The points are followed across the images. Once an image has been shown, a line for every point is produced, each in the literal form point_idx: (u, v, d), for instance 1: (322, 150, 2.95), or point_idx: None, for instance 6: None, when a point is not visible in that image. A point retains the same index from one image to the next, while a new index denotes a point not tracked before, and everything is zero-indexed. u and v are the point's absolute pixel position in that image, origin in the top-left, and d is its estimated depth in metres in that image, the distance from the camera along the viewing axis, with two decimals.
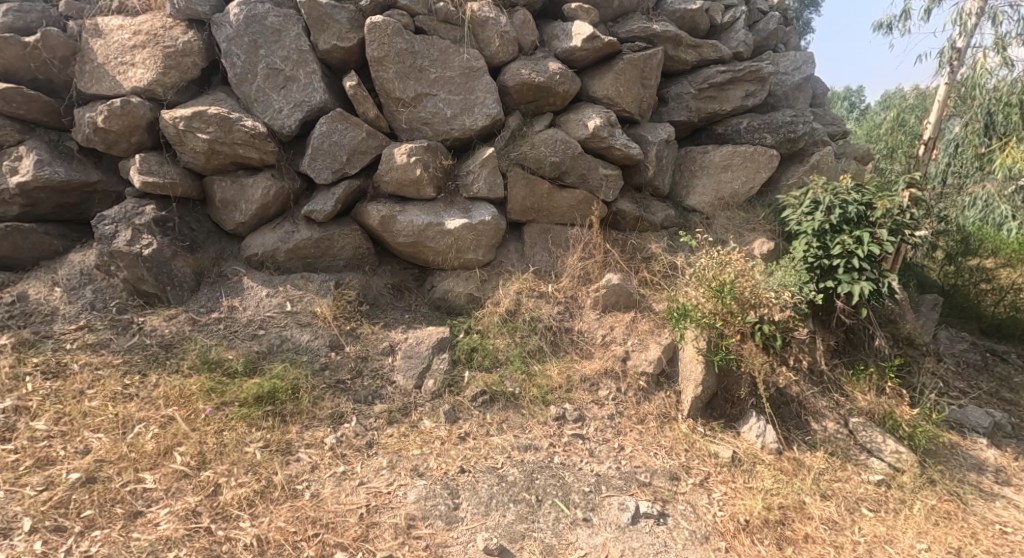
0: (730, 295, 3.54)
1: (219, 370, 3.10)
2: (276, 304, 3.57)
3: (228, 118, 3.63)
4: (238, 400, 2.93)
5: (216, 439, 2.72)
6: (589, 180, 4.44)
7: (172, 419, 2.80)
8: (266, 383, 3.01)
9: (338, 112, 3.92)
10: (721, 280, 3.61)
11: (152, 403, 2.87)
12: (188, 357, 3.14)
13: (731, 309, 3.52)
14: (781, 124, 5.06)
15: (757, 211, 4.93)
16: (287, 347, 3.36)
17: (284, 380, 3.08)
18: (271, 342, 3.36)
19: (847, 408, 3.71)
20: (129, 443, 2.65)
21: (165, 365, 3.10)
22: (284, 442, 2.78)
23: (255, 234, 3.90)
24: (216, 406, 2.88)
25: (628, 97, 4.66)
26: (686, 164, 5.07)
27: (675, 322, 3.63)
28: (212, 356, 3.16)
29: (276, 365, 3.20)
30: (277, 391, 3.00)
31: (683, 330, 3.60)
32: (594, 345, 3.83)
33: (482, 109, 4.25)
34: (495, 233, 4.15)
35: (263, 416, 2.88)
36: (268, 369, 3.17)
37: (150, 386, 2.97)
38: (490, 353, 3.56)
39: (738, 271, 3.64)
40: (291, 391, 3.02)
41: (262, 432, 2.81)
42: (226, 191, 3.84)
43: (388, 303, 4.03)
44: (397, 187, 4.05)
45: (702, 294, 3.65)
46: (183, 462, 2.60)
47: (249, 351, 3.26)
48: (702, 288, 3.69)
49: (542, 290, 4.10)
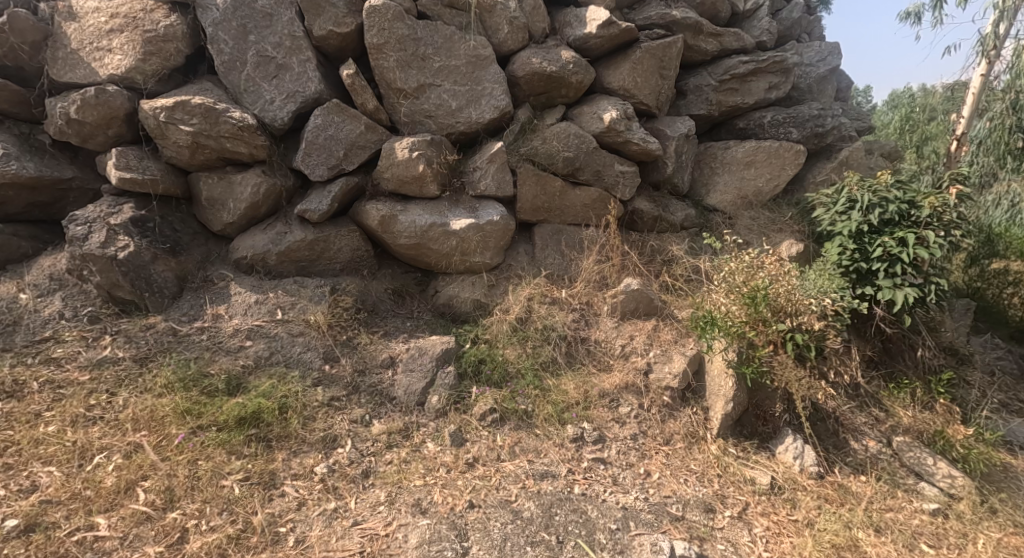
0: (763, 303, 3.26)
1: (197, 388, 2.77)
2: (266, 311, 3.26)
3: (213, 109, 3.34)
4: (216, 423, 2.62)
5: (188, 471, 2.41)
6: (604, 177, 4.14)
7: (139, 447, 2.50)
8: (249, 403, 2.71)
9: (334, 103, 3.64)
10: (753, 286, 3.32)
11: (119, 427, 2.57)
12: (162, 374, 2.82)
13: (764, 317, 3.25)
14: (807, 118, 4.77)
15: (784, 210, 4.60)
16: (277, 361, 3.04)
17: (271, 399, 2.77)
18: (259, 354, 3.04)
19: (888, 426, 3.40)
20: (84, 478, 2.35)
21: (136, 383, 2.79)
22: (268, 473, 2.47)
23: (245, 235, 3.62)
24: (191, 431, 2.58)
25: (645, 88, 4.36)
26: (707, 160, 4.75)
27: (702, 331, 3.35)
28: (191, 372, 2.84)
29: (263, 381, 2.88)
30: (262, 412, 2.69)
31: (711, 340, 3.30)
32: (613, 356, 3.50)
33: (490, 101, 3.96)
34: (504, 233, 3.85)
35: (245, 442, 2.58)
36: (253, 387, 2.85)
37: (118, 407, 2.67)
38: (499, 366, 3.25)
39: (773, 274, 3.36)
40: (278, 412, 2.71)
41: (243, 461, 2.50)
42: (213, 189, 3.54)
43: (389, 309, 3.73)
44: (398, 185, 3.76)
45: (732, 301, 3.35)
46: (147, 501, 2.29)
47: (233, 366, 2.94)
48: (734, 293, 3.39)
49: (555, 296, 3.78)
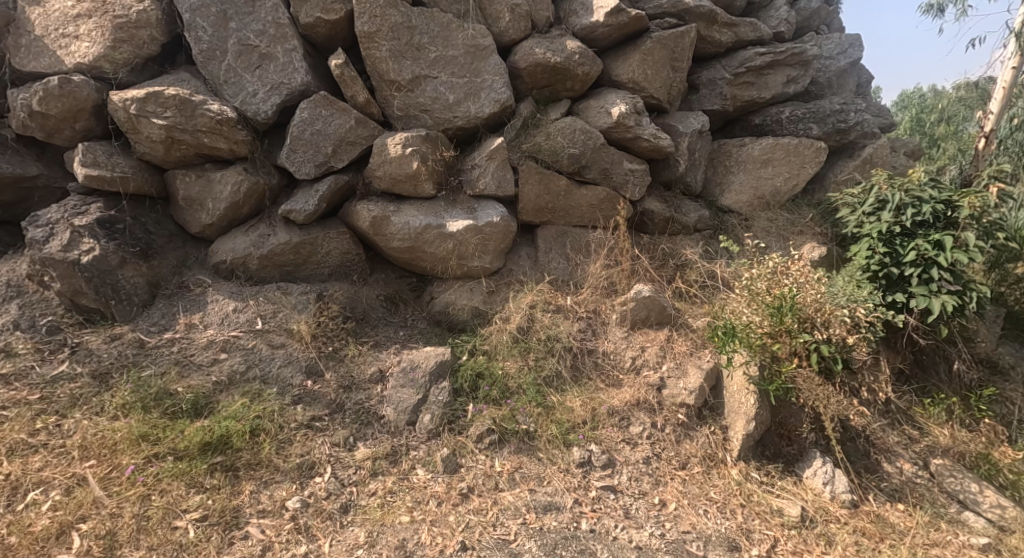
0: (790, 313, 2.97)
1: (157, 410, 2.52)
2: (245, 321, 3.00)
3: (189, 100, 3.09)
4: (175, 451, 2.37)
5: (135, 511, 2.18)
6: (612, 176, 3.87)
7: (82, 481, 2.26)
8: (216, 427, 2.45)
9: (322, 96, 3.40)
10: (779, 295, 3.02)
11: (64, 456, 2.33)
12: (119, 393, 2.57)
13: (790, 328, 2.98)
14: (828, 113, 4.47)
15: (804, 211, 4.31)
16: (254, 376, 2.77)
17: (242, 422, 2.51)
18: (234, 369, 2.77)
19: (923, 446, 3.12)
20: (12, 520, 2.12)
21: (91, 403, 2.53)
22: (230, 511, 2.22)
23: (225, 238, 3.37)
24: (143, 462, 2.33)
25: (655, 81, 4.10)
26: (721, 159, 4.47)
27: (721, 343, 3.05)
28: (156, 391, 2.59)
29: (235, 401, 2.62)
30: (230, 436, 2.44)
31: (731, 354, 3.04)
32: (623, 370, 3.22)
33: (490, 94, 3.70)
34: (504, 236, 3.59)
35: (208, 471, 2.33)
36: (224, 407, 2.59)
37: (66, 433, 2.42)
38: (499, 381, 2.97)
39: (799, 281, 3.08)
40: (248, 435, 2.46)
41: (203, 496, 2.25)
42: (190, 187, 3.28)
43: (380, 318, 3.47)
44: (391, 183, 3.50)
45: (757, 312, 3.06)
46: (82, 549, 2.06)
47: (204, 383, 2.68)
48: (754, 301, 3.11)
49: (559, 303, 3.51)
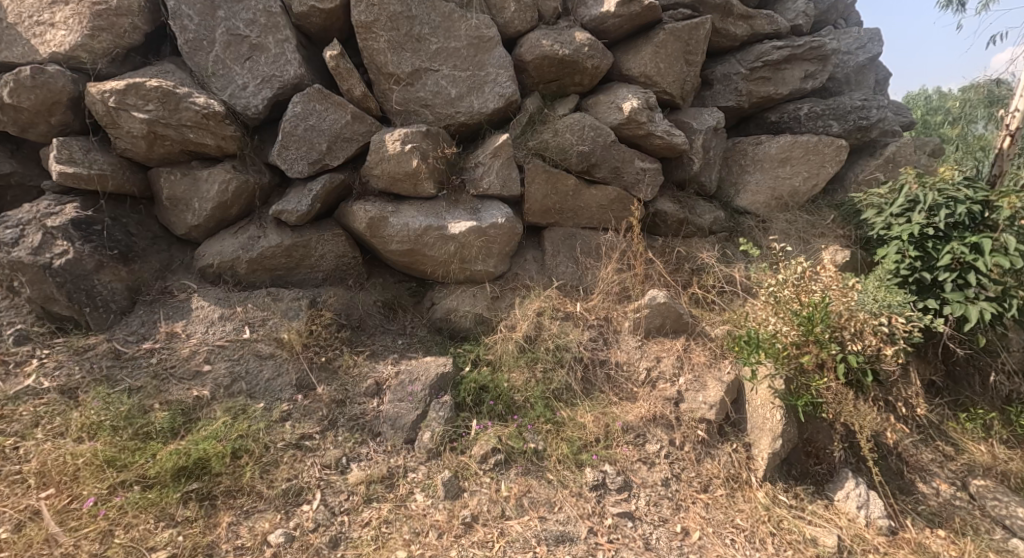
0: (822, 322, 2.73)
1: (128, 430, 2.31)
2: (231, 329, 2.79)
3: (173, 93, 2.89)
4: (145, 478, 2.17)
5: (94, 550, 1.98)
6: (623, 175, 3.66)
7: (36, 515, 2.06)
8: (193, 450, 2.25)
9: (316, 89, 3.20)
10: (808, 305, 2.77)
11: (21, 485, 2.14)
12: (87, 411, 2.36)
13: (821, 339, 2.74)
14: (848, 110, 4.24)
15: (824, 212, 4.09)
16: (239, 391, 2.57)
17: (223, 443, 2.31)
18: (218, 383, 2.56)
19: (960, 464, 2.91)
20: None
21: (56, 423, 2.33)
22: (204, 548, 2.03)
23: (213, 240, 3.17)
24: (106, 492, 2.13)
25: (668, 75, 3.89)
26: (736, 157, 4.26)
27: (744, 355, 2.83)
28: (129, 409, 2.38)
29: (216, 419, 2.42)
30: (208, 459, 2.24)
31: (755, 366, 2.82)
32: (637, 383, 3.00)
33: (494, 89, 3.49)
34: (510, 238, 3.38)
35: (181, 501, 2.14)
36: (203, 426, 2.39)
37: (27, 457, 2.22)
38: (505, 394, 2.78)
39: (829, 288, 2.82)
40: (227, 458, 2.26)
41: (174, 530, 2.06)
42: (175, 186, 3.08)
43: (377, 325, 3.26)
44: (390, 182, 3.30)
45: (785, 322, 2.80)
46: None
47: (183, 398, 2.47)
48: (781, 309, 2.87)
49: (568, 310, 3.30)
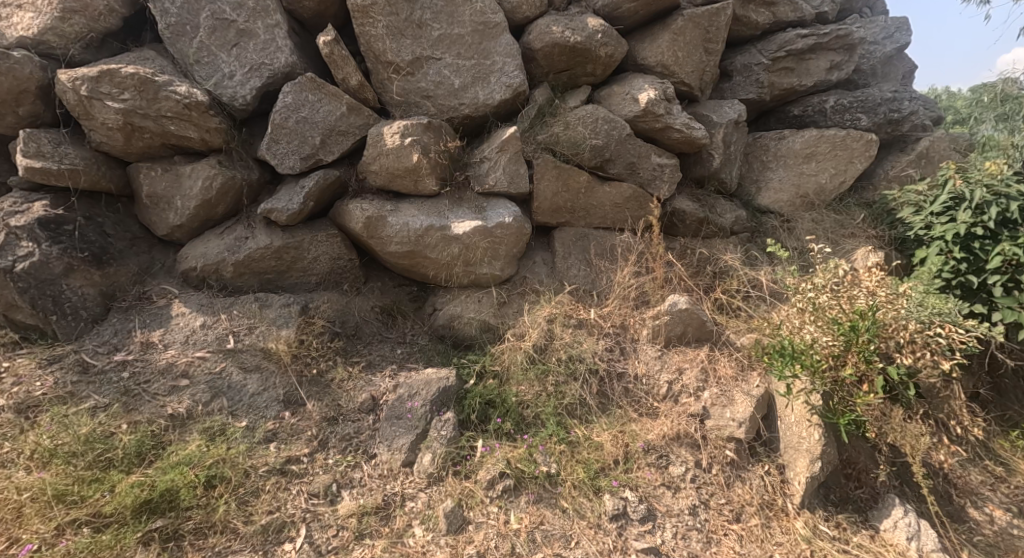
0: (871, 332, 2.47)
1: (89, 457, 2.08)
2: (214, 339, 2.55)
3: (151, 81, 2.64)
4: (102, 515, 1.95)
5: None
6: (639, 171, 3.41)
7: None
8: (159, 480, 2.02)
9: (308, 78, 2.96)
10: (854, 313, 2.50)
11: None
12: (43, 434, 2.13)
13: (869, 352, 2.46)
14: (878, 102, 3.98)
15: (854, 211, 3.82)
16: (219, 409, 2.33)
17: (194, 471, 2.08)
18: (196, 400, 2.33)
19: (1015, 488, 2.64)
20: None
21: (9, 447, 2.11)
22: None
23: (197, 241, 2.93)
24: (55, 533, 1.89)
25: (687, 65, 3.64)
26: (757, 153, 4.00)
27: (779, 368, 2.56)
28: (91, 432, 2.15)
29: (191, 444, 2.18)
30: (176, 492, 2.01)
31: (790, 380, 2.56)
32: (658, 398, 2.75)
33: (501, 78, 3.24)
34: (518, 239, 3.13)
35: (144, 542, 1.90)
36: (175, 451, 2.15)
37: None
38: (513, 410, 2.58)
39: (875, 294, 2.55)
40: (198, 491, 2.03)
41: None
42: (156, 183, 2.85)
43: (374, 333, 3.01)
44: (388, 179, 3.06)
45: (824, 331, 2.53)
46: None
47: (155, 418, 2.24)
48: (820, 318, 2.59)
49: (581, 316, 3.04)
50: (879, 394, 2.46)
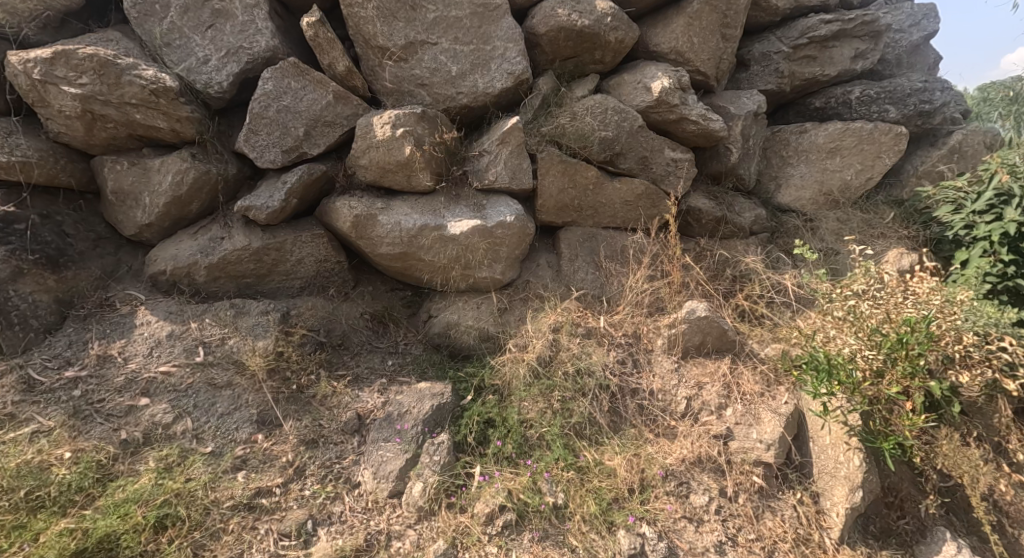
0: (923, 348, 2.18)
1: (17, 494, 1.84)
2: (182, 351, 2.29)
3: (112, 63, 2.38)
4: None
5: None
6: (651, 166, 3.14)
7: None
8: (94, 527, 1.78)
9: (291, 63, 2.69)
10: (901, 325, 2.23)
11: None
12: None
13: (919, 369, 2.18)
14: (907, 93, 3.70)
15: (882, 210, 3.56)
16: (180, 434, 2.08)
17: (142, 512, 1.85)
18: (153, 423, 2.08)
19: None
20: None
21: None
22: None
23: (169, 242, 2.67)
24: None
25: (703, 52, 3.36)
26: (776, 148, 3.72)
27: (816, 385, 2.27)
28: (26, 463, 1.91)
29: (140, 478, 1.94)
30: (118, 539, 1.78)
31: (825, 398, 2.28)
32: (676, 416, 2.48)
33: (502, 65, 2.97)
34: (520, 240, 2.86)
35: None
36: (120, 488, 1.91)
37: None
38: (516, 431, 2.31)
39: (926, 305, 2.28)
40: (142, 538, 1.80)
41: None
42: (121, 177, 2.58)
43: (363, 343, 2.75)
44: (379, 174, 2.80)
45: (866, 344, 2.25)
46: None
47: (104, 445, 2.00)
48: (861, 328, 2.31)
49: (590, 324, 2.77)
50: (925, 415, 2.19)
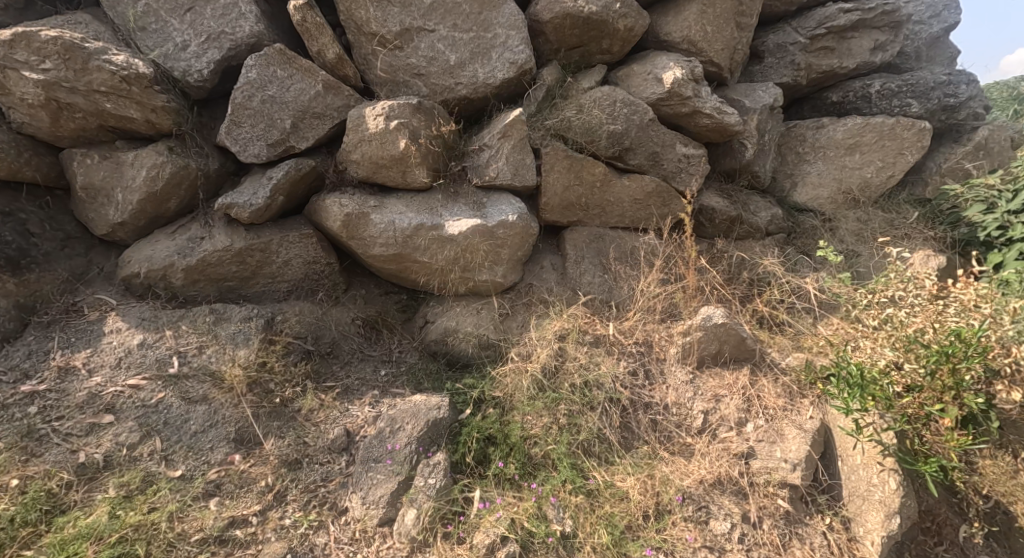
0: (968, 361, 1.97)
1: None
2: (154, 361, 2.10)
3: (78, 47, 2.18)
4: None
5: None
6: (662, 162, 2.95)
7: None
8: None
9: (276, 50, 2.50)
10: (947, 335, 2.02)
11: None
12: None
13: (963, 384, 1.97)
14: (931, 86, 3.49)
15: (906, 209, 3.37)
16: (145, 457, 1.90)
17: (94, 550, 1.68)
18: (116, 444, 1.91)
19: None
20: None
21: None
22: None
23: (144, 242, 2.47)
24: None
25: (717, 42, 3.17)
26: (792, 144, 3.53)
27: (849, 402, 2.08)
28: None
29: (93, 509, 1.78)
30: None
31: (859, 415, 2.08)
32: (692, 432, 2.29)
33: (504, 54, 2.77)
34: (523, 241, 2.67)
35: None
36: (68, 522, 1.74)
37: None
38: (518, 450, 2.13)
39: (969, 315, 2.11)
40: None
41: None
42: (92, 172, 2.39)
43: (354, 351, 2.55)
44: (372, 170, 2.60)
45: (903, 356, 2.06)
46: None
47: (58, 470, 1.83)
48: (898, 340, 2.10)
49: (598, 332, 2.58)
50: (969, 435, 1.96)
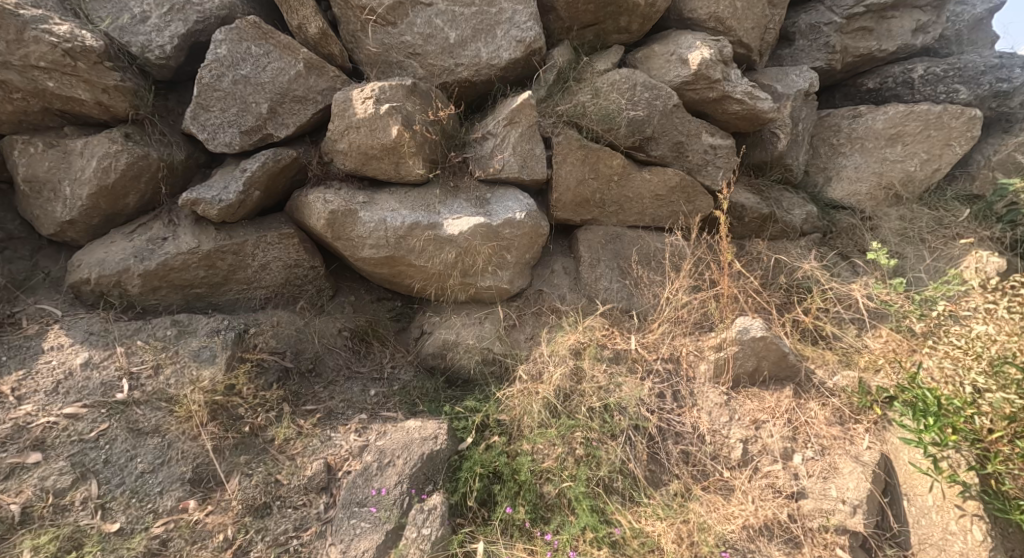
0: None
1: None
2: (98, 386, 1.79)
3: (11, 15, 1.87)
4: None
5: None
6: (687, 154, 2.61)
7: None
8: None
9: (249, 22, 2.17)
10: None
11: None
12: None
13: None
14: (982, 70, 3.13)
15: (955, 207, 3.05)
16: (77, 506, 1.59)
17: None
18: (43, 489, 1.59)
19: None
20: None
21: None
22: None
23: (98, 243, 2.15)
24: None
25: (747, 19, 2.83)
26: (825, 135, 3.18)
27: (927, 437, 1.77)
28: None
29: None
30: None
31: (941, 456, 1.77)
32: (731, 465, 1.97)
33: (510, 31, 2.43)
34: (532, 242, 2.35)
35: None
36: None
37: None
38: (529, 490, 1.82)
39: None
40: None
41: None
42: (36, 163, 2.08)
43: (340, 368, 2.23)
44: (361, 161, 2.28)
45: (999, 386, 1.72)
46: None
47: None
48: (986, 362, 1.79)
49: (618, 346, 2.26)
50: None
